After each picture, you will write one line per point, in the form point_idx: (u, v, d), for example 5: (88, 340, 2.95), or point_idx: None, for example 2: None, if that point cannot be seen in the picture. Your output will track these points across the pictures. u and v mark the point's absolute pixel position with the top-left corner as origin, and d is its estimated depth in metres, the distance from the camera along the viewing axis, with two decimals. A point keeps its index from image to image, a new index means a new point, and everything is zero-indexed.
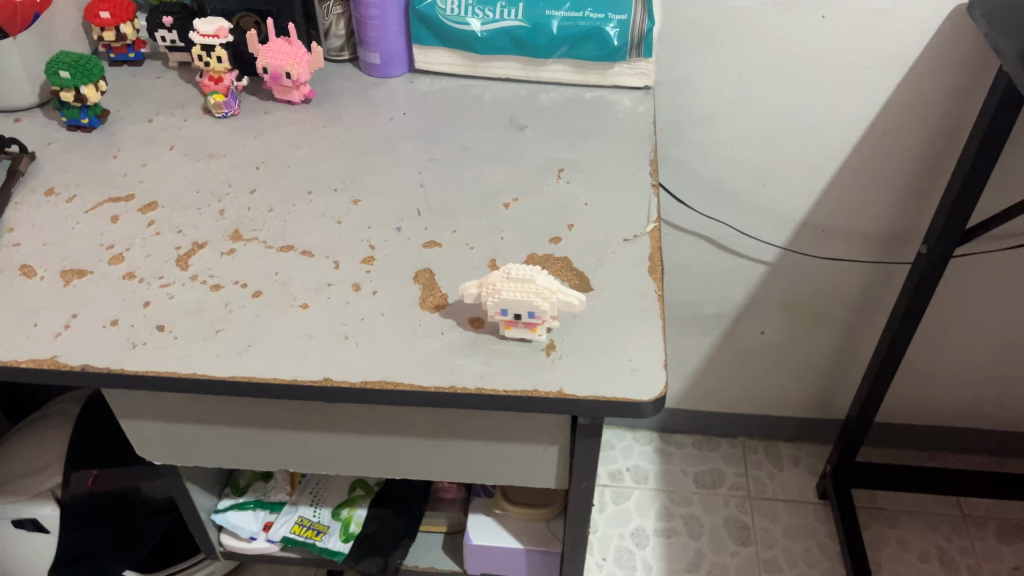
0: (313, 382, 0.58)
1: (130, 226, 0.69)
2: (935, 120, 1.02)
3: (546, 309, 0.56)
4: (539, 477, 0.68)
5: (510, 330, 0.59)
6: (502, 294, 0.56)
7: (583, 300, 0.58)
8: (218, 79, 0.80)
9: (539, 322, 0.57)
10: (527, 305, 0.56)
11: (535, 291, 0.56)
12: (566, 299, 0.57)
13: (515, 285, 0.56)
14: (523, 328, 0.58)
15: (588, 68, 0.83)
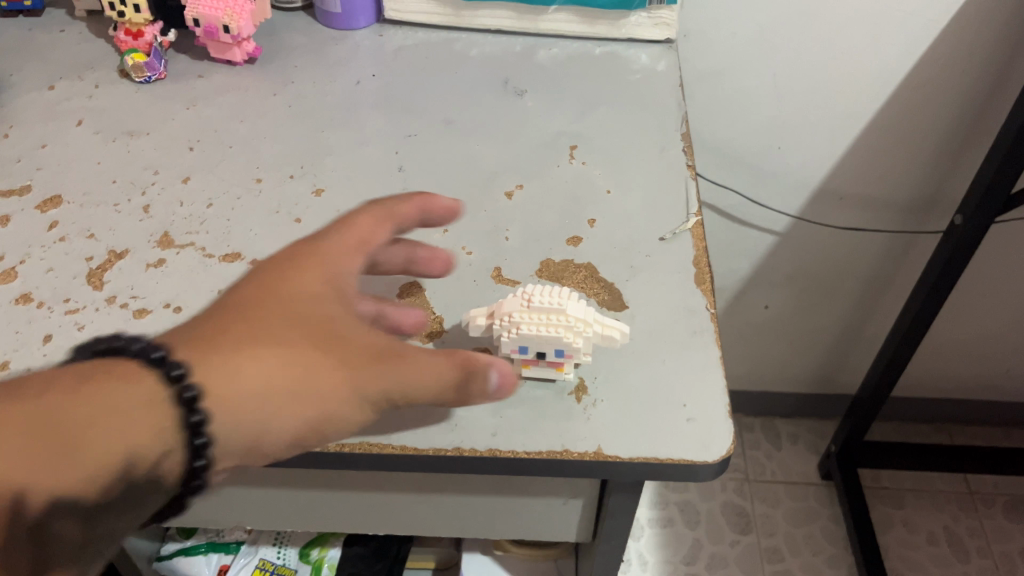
0: None
1: (25, 230, 0.53)
2: (980, 72, 0.86)
3: (579, 346, 0.44)
4: (553, 530, 0.56)
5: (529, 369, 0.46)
6: (522, 328, 0.44)
7: (626, 333, 0.46)
8: (138, 35, 0.64)
9: (569, 358, 0.45)
10: (554, 342, 0.44)
11: (564, 324, 0.44)
12: (604, 331, 0.45)
13: (537, 315, 0.44)
14: (545, 366, 0.46)
15: (597, 18, 0.68)
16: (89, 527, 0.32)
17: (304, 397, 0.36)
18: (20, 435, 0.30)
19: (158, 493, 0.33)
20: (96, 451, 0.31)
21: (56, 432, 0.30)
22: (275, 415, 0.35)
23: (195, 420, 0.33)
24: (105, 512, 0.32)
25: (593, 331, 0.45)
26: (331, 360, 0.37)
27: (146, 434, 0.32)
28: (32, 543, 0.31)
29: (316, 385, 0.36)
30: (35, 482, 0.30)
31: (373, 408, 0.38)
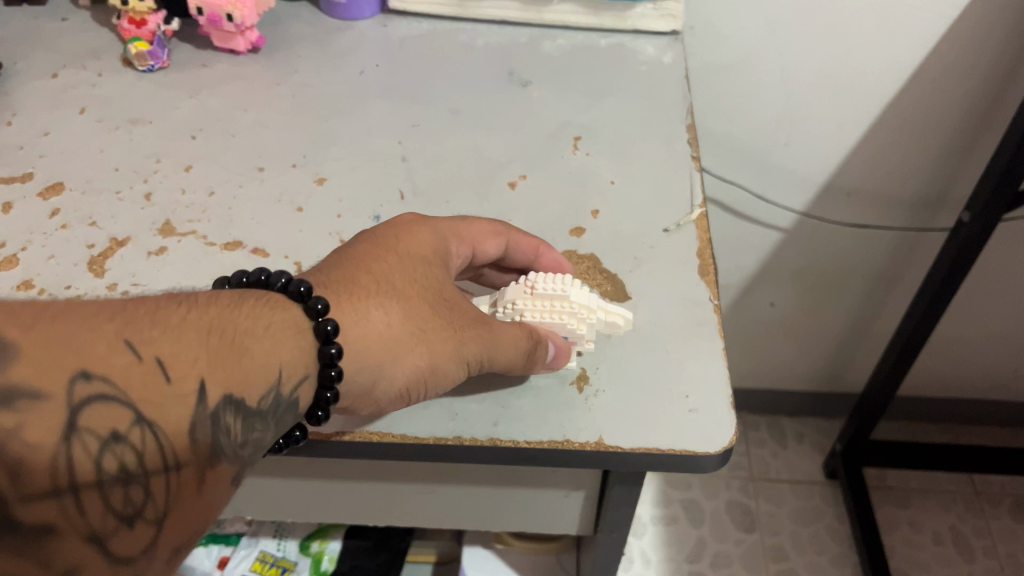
0: None
1: (27, 217, 0.53)
2: (989, 67, 0.85)
3: (583, 333, 0.45)
4: (554, 522, 0.56)
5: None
6: (526, 316, 0.45)
7: (628, 318, 0.48)
8: (142, 23, 0.63)
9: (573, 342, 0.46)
10: (559, 329, 0.45)
11: (569, 311, 0.45)
12: (609, 318, 0.47)
13: (540, 302, 0.46)
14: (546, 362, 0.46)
15: (603, 9, 0.68)
16: (248, 426, 0.36)
17: (414, 350, 0.41)
18: (205, 332, 0.35)
19: (295, 415, 0.39)
20: (261, 357, 0.36)
21: (234, 338, 0.36)
22: (384, 364, 0.41)
23: (333, 351, 0.38)
24: (259, 416, 0.37)
25: (597, 318, 0.46)
26: (435, 319, 0.42)
27: (292, 355, 0.38)
28: (215, 427, 0.34)
29: (428, 338, 0.42)
30: (221, 370, 0.35)
31: (466, 366, 0.43)
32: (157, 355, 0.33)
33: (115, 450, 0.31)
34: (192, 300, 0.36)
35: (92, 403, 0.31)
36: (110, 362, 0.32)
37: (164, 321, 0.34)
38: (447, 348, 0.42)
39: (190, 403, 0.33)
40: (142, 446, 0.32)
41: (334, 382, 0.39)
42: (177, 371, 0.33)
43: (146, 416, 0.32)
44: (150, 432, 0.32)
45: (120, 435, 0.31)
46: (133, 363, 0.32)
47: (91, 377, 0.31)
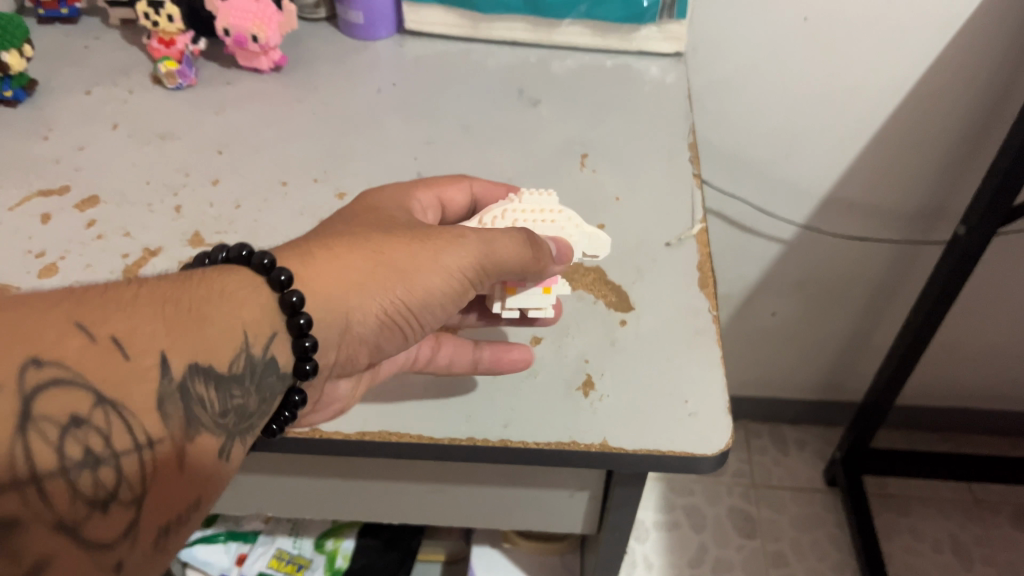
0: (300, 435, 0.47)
1: (65, 227, 0.56)
2: (985, 84, 0.87)
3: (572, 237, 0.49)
4: (560, 521, 0.58)
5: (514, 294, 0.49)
6: (517, 221, 0.50)
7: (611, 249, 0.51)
8: (170, 43, 0.67)
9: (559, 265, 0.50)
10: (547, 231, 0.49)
11: (556, 216, 0.50)
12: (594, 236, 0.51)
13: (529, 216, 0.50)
14: (530, 289, 0.49)
15: (609, 31, 0.71)
16: (221, 395, 0.39)
17: (390, 275, 0.45)
18: (161, 307, 0.38)
19: (277, 370, 0.42)
20: (221, 322, 0.39)
21: (190, 307, 0.39)
22: (360, 298, 0.45)
23: (296, 300, 0.42)
24: (233, 380, 0.40)
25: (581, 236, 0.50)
26: (408, 247, 0.46)
27: (254, 314, 0.41)
28: (183, 400, 0.37)
29: (401, 265, 0.46)
30: (180, 342, 0.37)
31: (459, 278, 0.47)
32: (110, 336, 0.35)
33: (77, 433, 0.33)
34: (142, 282, 0.39)
35: (47, 389, 0.33)
36: (65, 346, 0.34)
37: (119, 302, 0.37)
38: (428, 265, 0.46)
39: (152, 378, 0.36)
40: (107, 425, 0.34)
41: (306, 328, 0.42)
42: (134, 348, 0.36)
43: (106, 395, 0.34)
44: (111, 411, 0.34)
45: (81, 418, 0.33)
46: (87, 344, 0.34)
47: (42, 364, 0.33)
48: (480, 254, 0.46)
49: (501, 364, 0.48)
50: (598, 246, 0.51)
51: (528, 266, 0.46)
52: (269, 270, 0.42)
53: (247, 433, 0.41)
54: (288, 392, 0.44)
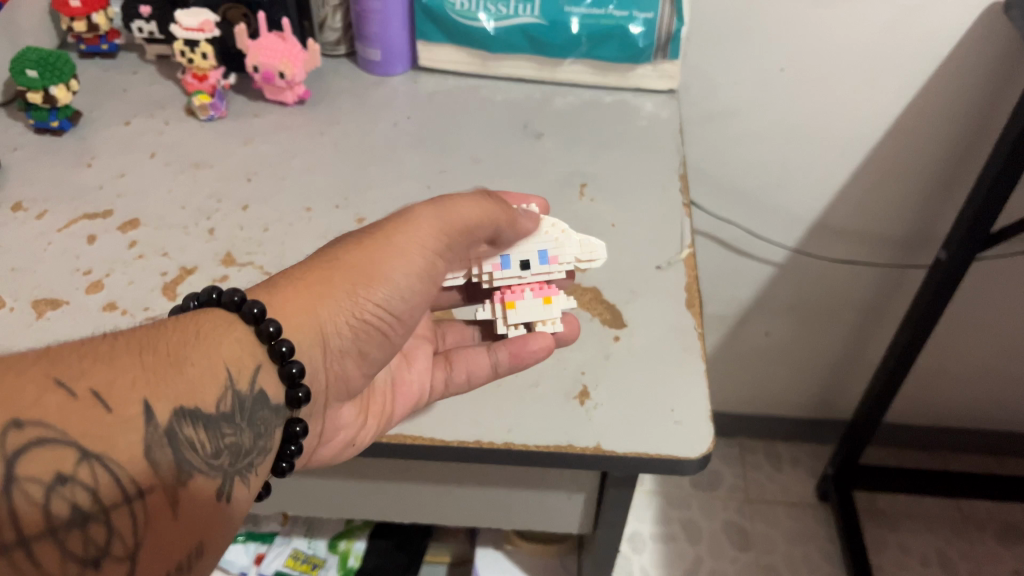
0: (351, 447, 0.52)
1: (109, 247, 0.62)
2: (961, 118, 0.91)
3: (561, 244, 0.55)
4: (558, 521, 0.63)
5: (515, 308, 0.55)
6: (503, 230, 0.55)
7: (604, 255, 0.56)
8: (204, 78, 0.73)
9: (551, 273, 0.55)
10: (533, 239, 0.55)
11: (540, 224, 0.55)
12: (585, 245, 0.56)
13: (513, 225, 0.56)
14: (532, 303, 0.54)
15: (609, 69, 0.77)
16: (211, 435, 0.41)
17: (353, 281, 0.48)
18: (140, 356, 0.40)
19: (268, 402, 0.45)
20: (201, 363, 0.42)
21: (168, 351, 0.41)
22: (328, 309, 0.47)
23: (272, 329, 0.44)
24: (222, 418, 0.42)
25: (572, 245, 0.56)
26: (362, 251, 0.49)
27: (234, 350, 0.44)
28: (169, 446, 0.39)
29: (363, 268, 0.48)
30: (161, 389, 0.39)
31: (427, 259, 0.50)
32: (89, 389, 0.37)
33: (63, 489, 0.35)
34: (115, 333, 0.41)
35: (29, 450, 0.34)
36: (46, 404, 0.35)
37: (97, 355, 0.38)
38: (391, 259, 0.49)
39: (137, 427, 0.38)
40: (93, 478, 0.36)
41: (288, 354, 0.45)
42: (114, 400, 0.37)
43: (91, 450, 0.36)
44: (96, 464, 0.36)
45: (66, 476, 0.35)
46: (69, 399, 0.36)
47: (24, 425, 0.34)
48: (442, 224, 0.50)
49: (520, 356, 0.53)
50: (590, 250, 0.55)
51: (494, 215, 0.51)
52: (241, 305, 0.44)
53: (241, 470, 0.43)
54: (290, 424, 0.46)
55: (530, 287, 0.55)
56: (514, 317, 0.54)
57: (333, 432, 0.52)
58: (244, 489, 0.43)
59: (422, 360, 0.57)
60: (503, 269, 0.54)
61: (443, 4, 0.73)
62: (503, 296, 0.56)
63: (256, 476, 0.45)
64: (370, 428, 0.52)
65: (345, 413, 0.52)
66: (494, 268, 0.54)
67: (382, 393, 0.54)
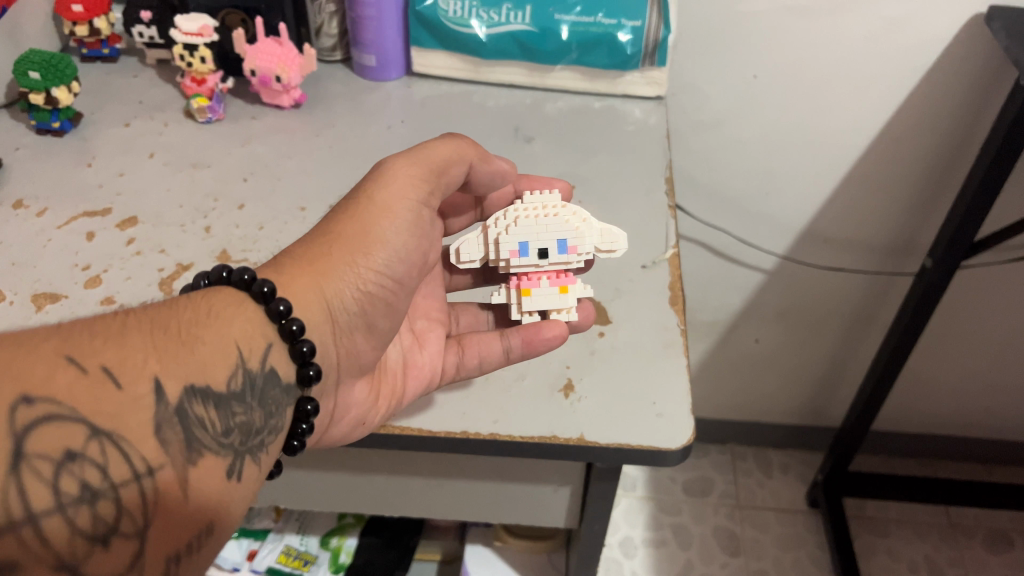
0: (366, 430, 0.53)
1: (107, 244, 0.63)
2: (944, 127, 0.91)
3: (582, 234, 0.56)
4: (545, 515, 0.65)
5: (530, 295, 0.56)
6: (525, 218, 0.56)
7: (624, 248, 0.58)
8: (202, 82, 0.75)
9: (569, 262, 0.57)
10: (556, 227, 0.56)
11: (563, 213, 0.57)
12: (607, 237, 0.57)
13: (537, 213, 0.57)
14: (549, 290, 0.56)
15: (598, 76, 0.79)
16: (220, 415, 0.43)
17: (353, 252, 0.51)
18: (151, 336, 0.41)
19: (279, 381, 0.47)
20: (211, 343, 0.43)
21: (178, 330, 0.43)
22: (334, 280, 0.50)
23: (281, 308, 0.46)
24: (231, 398, 0.43)
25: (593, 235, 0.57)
26: (355, 223, 0.52)
27: (244, 329, 0.46)
28: (180, 424, 0.40)
29: (358, 239, 0.51)
30: (171, 368, 0.41)
31: (414, 209, 0.54)
32: (100, 367, 0.38)
33: (72, 466, 0.35)
34: (128, 313, 0.42)
35: (38, 426, 0.35)
36: (56, 381, 0.36)
37: (108, 335, 0.40)
38: (381, 222, 0.52)
39: (147, 404, 0.39)
40: (102, 455, 0.37)
41: (299, 333, 0.47)
42: (124, 377, 0.39)
43: (100, 427, 0.37)
44: (105, 441, 0.37)
45: (75, 452, 0.36)
46: (78, 375, 0.37)
47: (33, 402, 0.35)
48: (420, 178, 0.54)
49: (533, 343, 0.54)
50: (610, 240, 0.57)
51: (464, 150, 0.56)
52: (251, 284, 0.47)
53: (251, 450, 0.45)
54: (302, 403, 0.48)
55: (547, 275, 0.57)
56: (529, 302, 0.56)
57: (345, 410, 0.53)
58: (254, 469, 0.45)
59: (434, 342, 0.59)
60: (520, 257, 0.56)
61: (436, 11, 0.75)
62: (519, 283, 0.57)
63: (266, 457, 0.46)
64: (381, 408, 0.54)
65: (357, 392, 0.53)
66: (511, 255, 0.56)
67: (393, 374, 0.56)
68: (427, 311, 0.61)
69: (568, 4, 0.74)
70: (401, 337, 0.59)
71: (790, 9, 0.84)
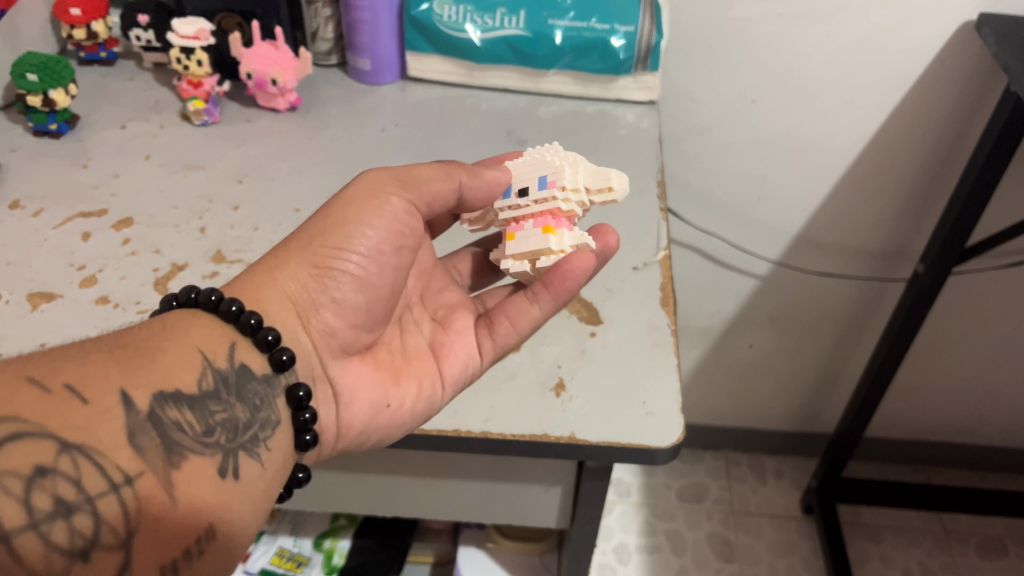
0: (371, 438, 0.53)
1: (102, 244, 0.64)
2: (937, 132, 0.92)
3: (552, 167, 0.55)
4: (537, 515, 0.66)
5: (514, 239, 0.55)
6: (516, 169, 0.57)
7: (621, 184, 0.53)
8: (199, 85, 0.75)
9: (548, 198, 0.54)
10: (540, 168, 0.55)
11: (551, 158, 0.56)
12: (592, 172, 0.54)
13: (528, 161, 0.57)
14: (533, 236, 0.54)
15: (591, 80, 0.80)
16: (198, 415, 0.42)
17: (312, 244, 0.50)
18: (110, 352, 0.41)
19: (253, 374, 0.46)
20: (173, 350, 0.43)
21: (138, 345, 0.43)
22: (288, 274, 0.49)
23: (235, 309, 0.46)
24: (205, 398, 0.43)
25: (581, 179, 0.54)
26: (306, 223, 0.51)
27: (206, 333, 0.45)
28: (155, 430, 0.40)
29: (311, 231, 0.50)
30: (135, 378, 0.41)
31: None
32: (64, 385, 0.38)
33: (44, 481, 0.35)
34: (86, 339, 0.42)
35: (7, 444, 0.35)
36: (19, 403, 0.37)
37: (68, 356, 0.40)
38: (356, 218, 0.50)
39: (116, 414, 0.39)
40: (74, 468, 0.37)
41: (260, 325, 0.46)
42: (89, 392, 0.39)
43: (70, 441, 0.37)
44: (77, 454, 0.37)
45: (46, 468, 0.36)
46: (41, 395, 0.37)
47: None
48: (393, 178, 0.52)
49: (557, 284, 0.53)
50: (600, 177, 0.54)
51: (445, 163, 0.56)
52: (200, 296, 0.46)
53: (243, 446, 0.44)
54: (292, 389, 0.47)
55: (536, 219, 0.55)
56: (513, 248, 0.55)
57: (350, 396, 0.52)
58: (252, 466, 0.44)
59: (461, 323, 0.59)
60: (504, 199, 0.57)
61: (430, 15, 0.75)
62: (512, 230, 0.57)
63: (266, 452, 0.45)
64: (406, 393, 0.53)
65: (363, 387, 0.52)
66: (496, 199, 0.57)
67: (422, 362, 0.56)
68: (448, 300, 0.61)
69: (562, 9, 0.75)
70: (422, 325, 0.59)
71: (782, 15, 0.84)
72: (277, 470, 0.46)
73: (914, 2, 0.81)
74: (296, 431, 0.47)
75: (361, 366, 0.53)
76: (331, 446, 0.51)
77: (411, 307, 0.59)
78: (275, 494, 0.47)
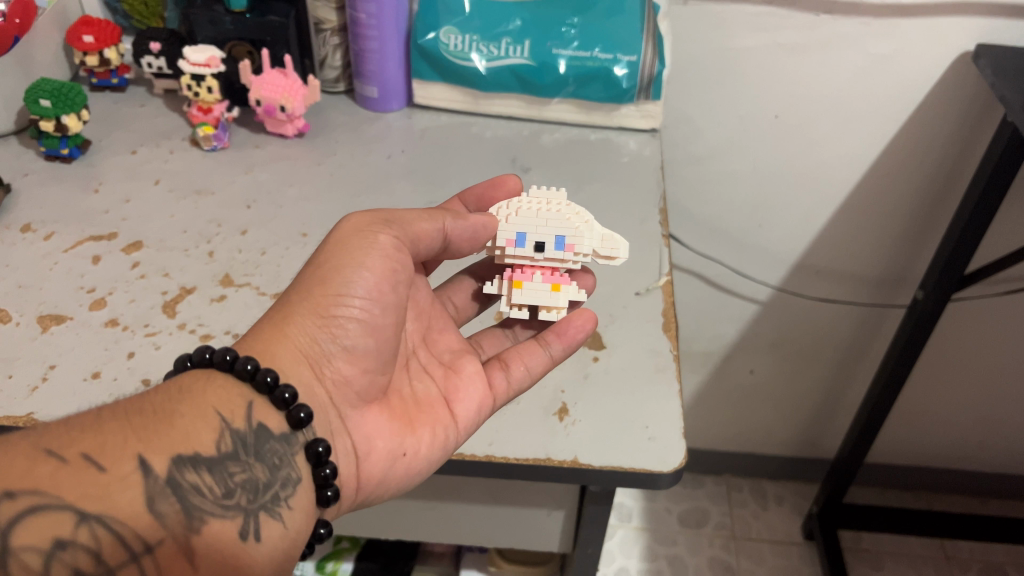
0: (388, 484, 0.53)
1: (112, 268, 0.65)
2: (935, 160, 0.93)
3: (569, 221, 0.57)
4: (540, 539, 0.66)
5: (522, 287, 0.57)
6: (522, 208, 0.58)
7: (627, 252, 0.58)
8: (208, 111, 0.77)
9: (566, 259, 0.58)
10: (553, 216, 0.57)
11: (561, 207, 0.58)
12: (605, 239, 0.58)
13: (535, 201, 0.59)
14: (542, 289, 0.57)
15: (595, 109, 0.81)
16: (217, 478, 0.43)
17: (310, 297, 0.50)
18: (127, 419, 0.42)
19: (271, 434, 0.47)
20: (189, 414, 0.44)
21: (154, 410, 0.43)
22: (297, 327, 0.50)
23: (250, 368, 0.47)
24: (222, 461, 0.44)
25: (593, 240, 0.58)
26: (300, 280, 0.51)
27: (220, 395, 0.46)
28: (174, 495, 0.41)
29: (308, 288, 0.50)
30: (154, 444, 0.41)
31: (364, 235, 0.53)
32: (80, 454, 0.39)
33: (64, 554, 0.36)
34: (103, 406, 0.43)
35: (24, 519, 0.36)
36: (37, 474, 0.37)
37: (86, 426, 0.41)
38: (348, 262, 0.50)
39: (135, 480, 0.40)
40: (94, 539, 0.37)
41: (276, 383, 0.47)
42: (107, 460, 0.40)
43: (89, 511, 0.38)
44: (96, 525, 0.38)
45: (65, 541, 0.37)
46: (58, 466, 0.38)
47: (17, 496, 0.36)
48: (378, 218, 0.53)
49: (568, 336, 0.57)
50: (611, 243, 0.58)
51: None
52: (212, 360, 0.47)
53: (264, 506, 0.45)
54: (311, 446, 0.47)
55: (542, 271, 0.58)
56: (520, 295, 0.57)
57: (368, 447, 0.52)
58: (273, 525, 0.45)
59: (469, 367, 0.59)
60: (517, 247, 0.57)
61: (436, 44, 0.77)
62: (512, 275, 0.58)
63: (288, 511, 0.46)
64: (422, 440, 0.54)
65: (380, 436, 0.53)
66: (507, 244, 0.57)
67: (435, 409, 0.56)
68: (449, 343, 0.60)
69: (566, 40, 0.76)
70: (431, 370, 0.59)
71: (781, 45, 0.86)
72: (300, 528, 0.46)
73: (912, 34, 0.83)
74: (317, 487, 0.48)
75: (378, 416, 0.53)
76: (352, 499, 0.51)
77: (415, 351, 0.59)
78: (298, 551, 0.47)
